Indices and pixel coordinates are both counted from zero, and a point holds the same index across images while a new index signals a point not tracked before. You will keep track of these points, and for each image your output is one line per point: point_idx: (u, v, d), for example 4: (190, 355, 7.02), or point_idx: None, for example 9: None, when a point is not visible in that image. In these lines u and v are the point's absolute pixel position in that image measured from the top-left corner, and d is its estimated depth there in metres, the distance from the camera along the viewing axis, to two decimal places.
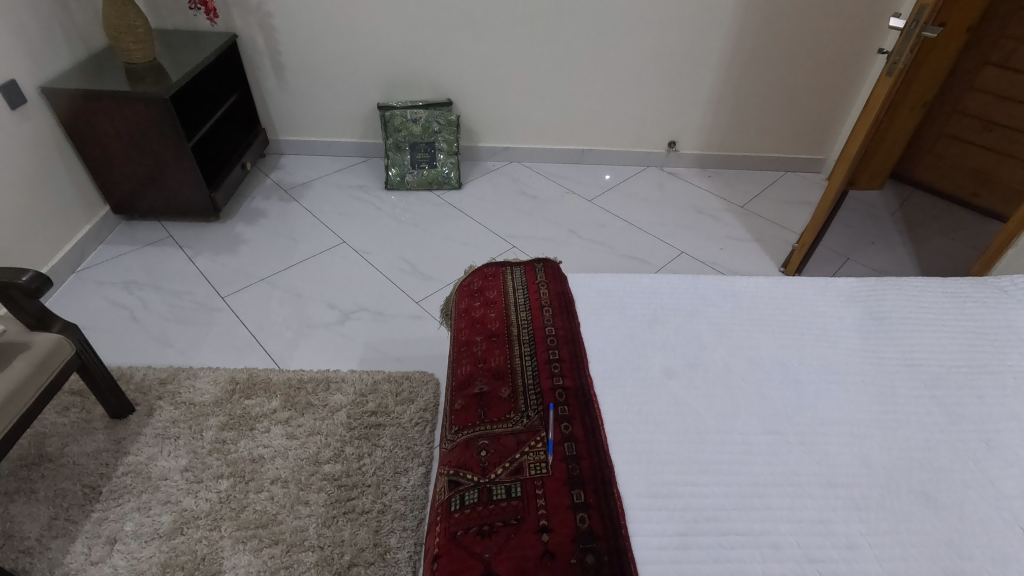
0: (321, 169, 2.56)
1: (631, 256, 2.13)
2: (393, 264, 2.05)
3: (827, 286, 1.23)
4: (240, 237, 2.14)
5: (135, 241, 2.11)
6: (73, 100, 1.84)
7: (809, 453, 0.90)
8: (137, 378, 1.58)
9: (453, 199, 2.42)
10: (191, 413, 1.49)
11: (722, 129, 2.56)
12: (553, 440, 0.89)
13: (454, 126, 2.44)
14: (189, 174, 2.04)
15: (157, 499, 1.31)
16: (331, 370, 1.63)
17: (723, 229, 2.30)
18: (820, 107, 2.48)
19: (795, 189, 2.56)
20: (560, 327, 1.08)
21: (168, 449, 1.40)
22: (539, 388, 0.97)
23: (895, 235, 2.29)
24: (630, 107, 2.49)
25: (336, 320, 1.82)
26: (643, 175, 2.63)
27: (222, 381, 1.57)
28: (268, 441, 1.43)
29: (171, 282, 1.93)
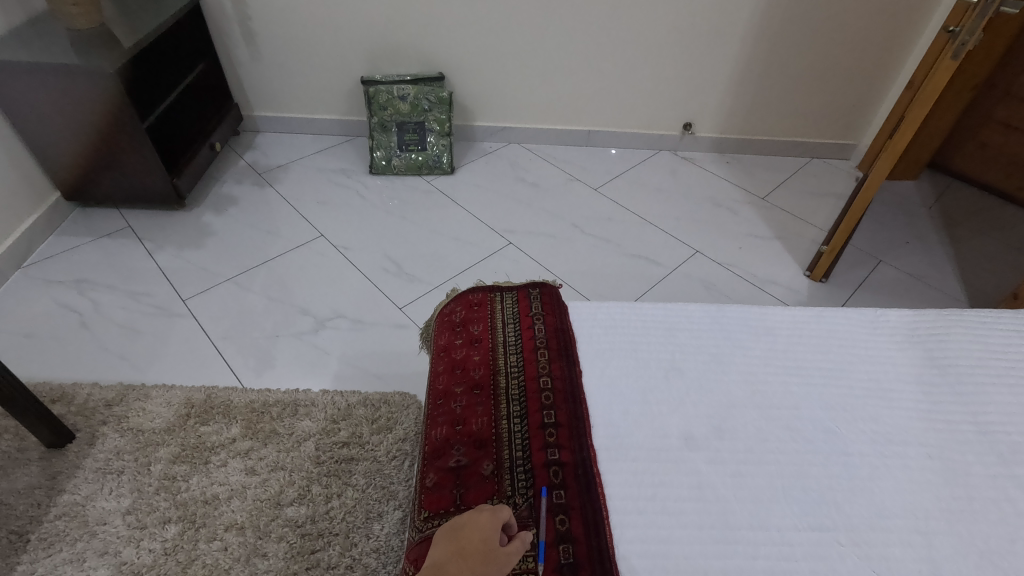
0: (301, 149, 2.32)
1: (640, 256, 1.92)
2: (375, 262, 1.85)
3: (877, 321, 1.03)
4: (207, 229, 1.93)
5: (91, 231, 1.90)
6: (7, 74, 1.60)
7: (865, 559, 0.72)
8: (80, 398, 1.39)
9: (444, 186, 2.19)
10: (138, 443, 1.31)
11: (744, 111, 2.31)
12: (543, 541, 0.71)
13: (446, 104, 2.20)
14: (146, 157, 1.81)
15: (93, 548, 1.14)
16: (300, 391, 1.45)
17: (742, 225, 2.08)
18: (855, 87, 2.22)
19: (822, 179, 2.32)
20: (558, 378, 0.89)
21: (110, 487, 1.23)
22: (530, 464, 0.79)
23: (932, 234, 2.07)
24: (643, 84, 2.24)
25: (310, 328, 1.63)
26: (655, 160, 2.39)
27: (176, 404, 1.39)
28: (224, 478, 1.26)
29: (128, 281, 1.73)
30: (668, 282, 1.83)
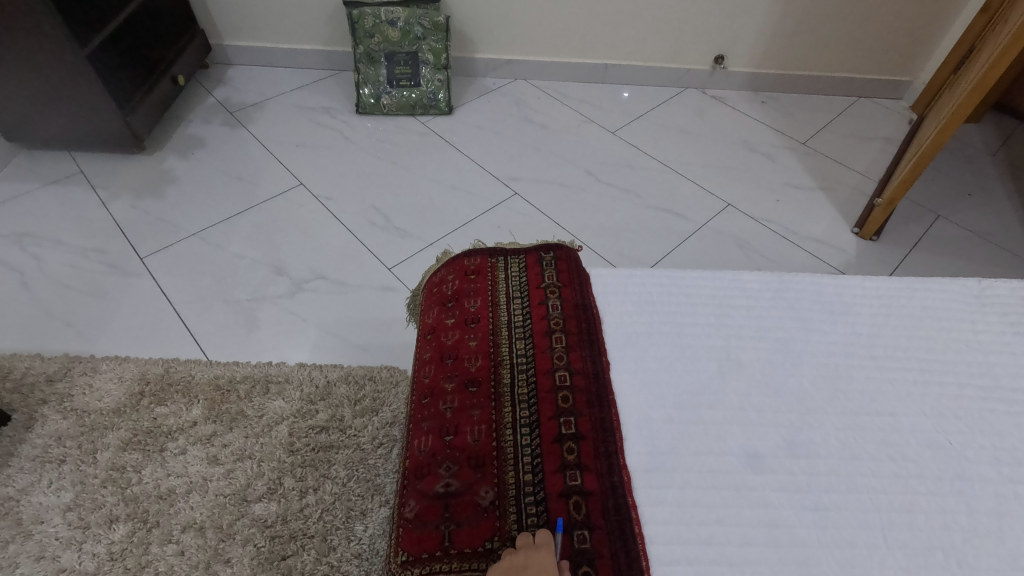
0: (278, 84, 2.05)
1: (663, 209, 1.68)
2: (360, 214, 1.62)
3: (984, 298, 0.80)
4: (169, 176, 1.69)
5: (38, 178, 1.66)
6: None
7: None
8: (18, 372, 1.21)
9: (441, 127, 1.93)
10: (84, 425, 1.13)
11: (785, 42, 2.01)
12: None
13: (443, 31, 1.89)
14: (91, 91, 1.56)
15: (27, 553, 0.98)
16: (273, 364, 1.25)
17: (781, 173, 1.83)
18: (919, 12, 1.90)
19: (870, 121, 2.04)
20: (579, 373, 0.69)
21: (49, 479, 1.06)
22: (542, 491, 0.60)
23: (996, 186, 1.81)
24: (671, 8, 1.93)
25: (285, 291, 1.42)
26: (680, 99, 2.11)
27: (129, 380, 1.21)
28: (183, 469, 1.08)
29: (78, 236, 1.52)
30: (696, 239, 1.60)
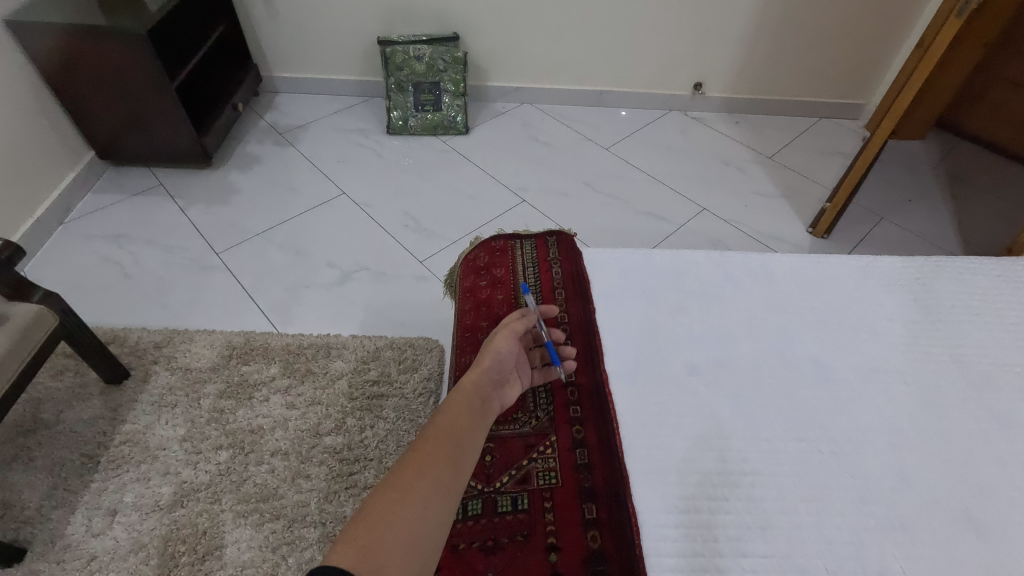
0: (319, 109, 2.38)
1: (648, 213, 1.99)
2: (394, 218, 1.94)
3: (869, 267, 1.10)
4: (233, 187, 2.02)
5: (124, 189, 1.99)
6: (41, 36, 1.66)
7: (841, 465, 0.82)
8: (131, 340, 1.52)
9: (459, 145, 2.26)
10: (188, 379, 1.44)
11: (754, 71, 2.34)
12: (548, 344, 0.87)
13: (461, 64, 2.25)
14: (174, 117, 1.89)
15: (156, 470, 1.28)
16: (331, 335, 1.56)
17: (749, 183, 2.15)
18: (866, 45, 2.23)
19: (829, 138, 2.37)
20: (574, 315, 1.02)
21: (166, 417, 1.37)
22: (550, 386, 0.93)
23: (934, 193, 2.12)
24: (655, 43, 2.27)
25: (336, 280, 1.73)
26: (665, 120, 2.44)
27: (219, 346, 1.52)
28: (268, 411, 1.39)
29: (163, 236, 1.84)
30: (675, 238, 1.91)
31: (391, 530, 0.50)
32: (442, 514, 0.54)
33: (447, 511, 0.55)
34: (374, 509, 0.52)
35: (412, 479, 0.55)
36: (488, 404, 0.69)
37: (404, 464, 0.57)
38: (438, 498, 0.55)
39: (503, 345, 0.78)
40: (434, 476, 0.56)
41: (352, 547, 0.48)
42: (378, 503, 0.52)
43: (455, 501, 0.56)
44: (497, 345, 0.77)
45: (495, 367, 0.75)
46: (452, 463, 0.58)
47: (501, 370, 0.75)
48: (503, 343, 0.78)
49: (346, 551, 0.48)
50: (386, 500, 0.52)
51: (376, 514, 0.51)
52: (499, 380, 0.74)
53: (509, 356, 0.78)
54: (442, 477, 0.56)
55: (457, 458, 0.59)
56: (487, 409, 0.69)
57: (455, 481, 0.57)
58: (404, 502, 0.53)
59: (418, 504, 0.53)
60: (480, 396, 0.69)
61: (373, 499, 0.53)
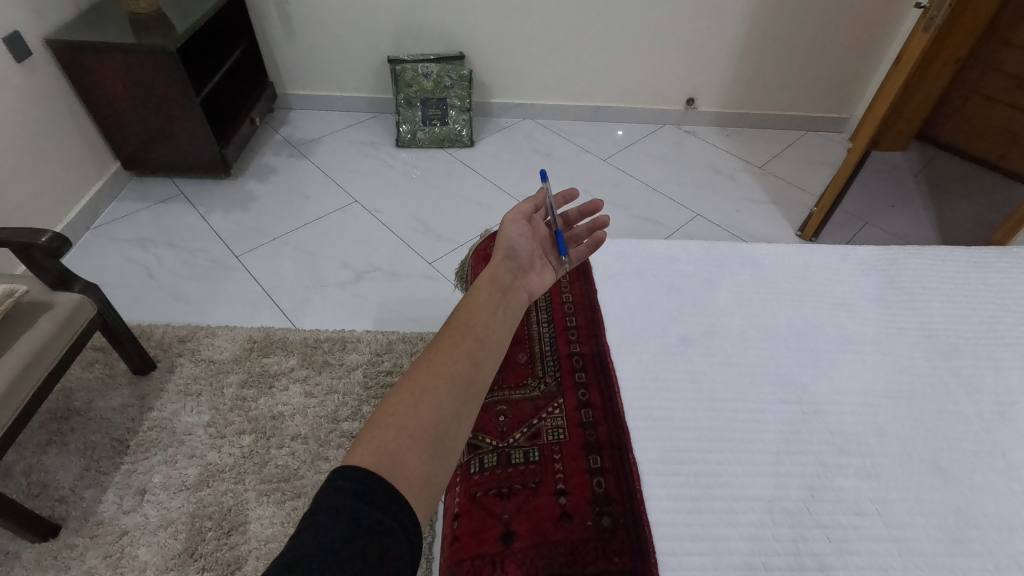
0: (331, 124, 2.51)
1: (645, 218, 2.10)
2: (404, 223, 2.04)
3: (847, 254, 1.20)
4: (251, 195, 2.13)
5: (147, 198, 2.10)
6: (77, 53, 1.78)
7: (822, 422, 0.90)
8: (157, 335, 1.60)
9: (464, 157, 2.38)
10: (211, 370, 1.53)
11: (743, 87, 2.47)
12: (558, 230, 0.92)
13: (466, 81, 2.38)
14: (197, 129, 2.00)
15: (182, 452, 1.36)
16: (346, 330, 1.65)
17: (741, 191, 2.26)
18: (848, 62, 2.37)
19: (816, 149, 2.49)
20: (577, 293, 1.10)
21: (191, 405, 1.45)
22: (557, 356, 1.01)
23: (916, 199, 2.24)
24: (650, 61, 2.40)
25: (350, 280, 1.83)
26: (660, 134, 2.56)
27: (240, 340, 1.60)
28: (287, 399, 1.47)
29: (185, 240, 1.94)
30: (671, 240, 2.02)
31: (407, 424, 0.57)
32: (455, 407, 0.60)
33: (460, 403, 0.61)
34: (388, 410, 0.58)
35: (424, 382, 0.61)
36: (506, 294, 0.76)
37: (415, 371, 0.63)
38: (450, 393, 0.61)
39: (512, 235, 0.84)
40: (444, 376, 0.62)
41: (369, 444, 0.55)
42: (393, 405, 0.59)
43: (465, 396, 0.62)
44: (505, 237, 0.84)
45: (508, 258, 0.82)
46: (463, 364, 0.64)
47: (514, 258, 0.82)
48: (511, 232, 0.84)
49: (364, 450, 0.54)
50: (400, 402, 0.59)
51: (391, 414, 0.58)
52: (515, 270, 0.81)
53: (520, 242, 0.84)
54: (453, 376, 0.62)
55: (467, 358, 0.65)
56: (504, 302, 0.75)
57: (465, 377, 0.63)
58: (418, 401, 0.59)
59: (432, 402, 0.59)
60: (497, 289, 0.76)
61: (388, 403, 0.59)
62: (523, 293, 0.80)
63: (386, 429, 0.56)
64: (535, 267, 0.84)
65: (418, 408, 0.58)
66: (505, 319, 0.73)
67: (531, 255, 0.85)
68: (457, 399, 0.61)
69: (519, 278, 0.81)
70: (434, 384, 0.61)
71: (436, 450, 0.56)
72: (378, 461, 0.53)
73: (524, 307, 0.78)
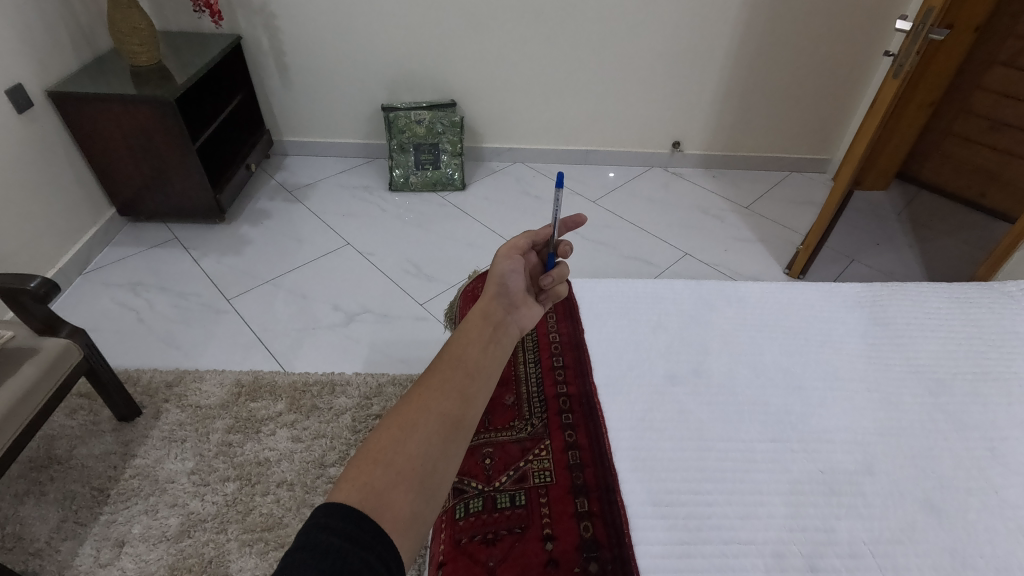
0: (326, 169, 2.56)
1: (635, 258, 2.13)
2: (396, 265, 2.06)
3: (831, 291, 1.21)
4: (245, 239, 2.15)
5: (141, 243, 2.11)
6: (78, 104, 1.83)
7: (813, 462, 0.89)
8: (143, 380, 1.59)
9: (456, 199, 2.42)
10: (198, 416, 1.50)
11: (727, 130, 2.55)
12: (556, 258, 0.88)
13: (458, 127, 2.44)
14: (193, 175, 2.04)
15: (164, 502, 1.32)
16: (335, 373, 1.63)
17: (728, 230, 2.30)
18: (826, 105, 2.46)
19: (800, 189, 2.55)
20: (565, 334, 1.11)
21: (175, 452, 1.42)
22: (544, 397, 1.00)
23: (900, 236, 2.28)
24: (636, 107, 2.49)
25: (341, 322, 1.83)
26: (648, 176, 2.62)
27: (228, 384, 1.59)
28: (274, 444, 1.44)
29: (177, 284, 1.94)
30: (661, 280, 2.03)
31: (395, 462, 0.55)
32: (444, 443, 0.59)
33: (448, 440, 0.59)
34: (376, 445, 0.57)
35: (414, 416, 0.59)
36: (498, 329, 0.74)
37: (405, 404, 0.61)
38: (440, 430, 0.59)
39: (503, 271, 0.80)
40: (434, 411, 0.61)
41: (355, 481, 0.53)
42: (381, 438, 0.57)
43: (454, 430, 0.60)
44: (496, 273, 0.80)
45: (499, 294, 0.78)
46: (454, 399, 0.62)
47: (506, 294, 0.78)
48: (503, 267, 0.80)
49: (349, 486, 0.53)
50: (388, 436, 0.57)
51: (379, 449, 0.56)
52: (508, 305, 0.78)
53: (512, 278, 0.80)
54: (443, 411, 0.61)
55: (458, 393, 0.63)
56: (497, 336, 0.73)
57: (456, 412, 0.62)
58: (406, 436, 0.58)
59: (421, 438, 0.58)
60: (490, 323, 0.74)
61: (376, 438, 0.58)
62: (515, 327, 0.78)
63: (373, 467, 0.54)
64: (528, 301, 0.81)
65: (406, 445, 0.57)
66: (497, 353, 0.71)
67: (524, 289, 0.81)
68: (446, 434, 0.60)
69: (512, 311, 0.78)
70: (424, 419, 0.60)
71: (424, 489, 0.55)
72: (364, 500, 0.52)
73: (516, 342, 0.76)
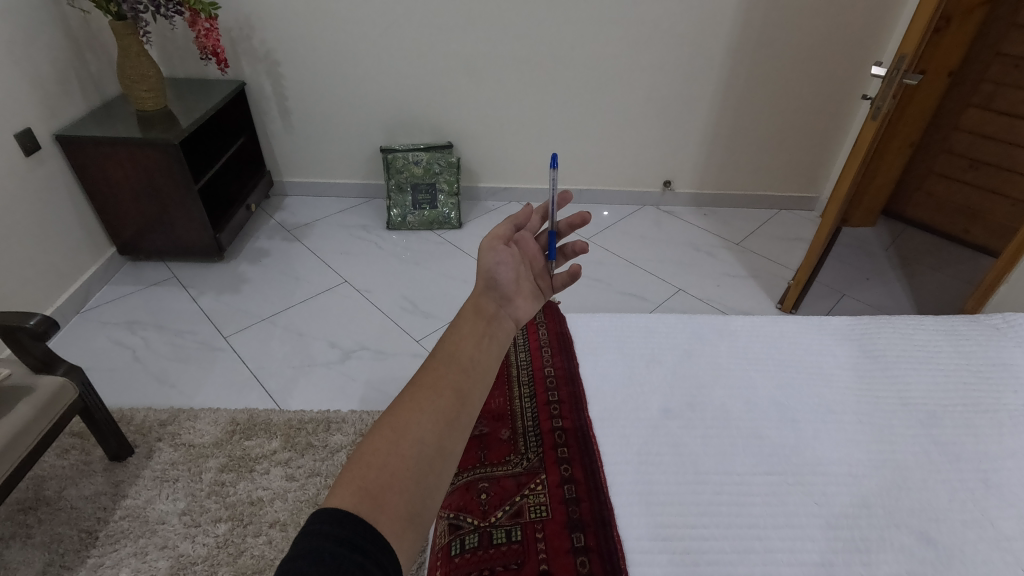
0: (325, 209, 2.61)
1: (629, 294, 2.15)
2: (393, 302, 2.08)
3: (821, 325, 1.23)
4: (243, 277, 2.17)
5: (140, 281, 2.13)
6: (85, 146, 1.88)
7: (808, 495, 0.89)
8: (137, 419, 1.58)
9: (452, 237, 2.47)
10: (191, 454, 1.49)
11: (716, 169, 2.63)
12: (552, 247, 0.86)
13: (454, 167, 2.51)
14: (194, 215, 2.07)
15: (154, 543, 1.30)
16: (331, 411, 1.63)
17: (721, 266, 2.34)
18: (810, 145, 2.54)
19: (789, 226, 2.61)
20: (559, 368, 1.12)
21: (167, 492, 1.40)
22: (539, 431, 1.01)
23: (889, 271, 2.32)
24: (627, 148, 2.56)
25: (337, 358, 1.83)
26: (640, 214, 2.68)
27: (223, 422, 1.58)
28: (268, 483, 1.42)
29: (174, 322, 1.95)
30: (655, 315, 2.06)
31: (389, 465, 0.55)
32: (439, 444, 0.59)
33: (443, 441, 0.59)
34: (370, 448, 0.56)
35: (408, 418, 0.59)
36: (491, 323, 0.73)
37: (398, 406, 0.61)
38: (435, 431, 0.59)
39: (492, 263, 0.77)
40: (428, 412, 0.60)
41: (350, 486, 0.53)
42: (376, 442, 0.57)
43: (449, 428, 0.60)
44: (483, 266, 0.77)
45: (488, 288, 0.76)
46: (448, 398, 0.62)
47: (496, 288, 0.76)
48: (490, 260, 0.77)
49: (345, 490, 0.53)
50: (382, 439, 0.57)
51: (372, 453, 0.56)
52: (498, 298, 0.76)
53: (502, 270, 0.77)
54: (437, 411, 0.61)
55: (452, 392, 0.63)
56: (491, 332, 0.72)
57: (450, 412, 0.61)
58: (400, 438, 0.57)
59: (416, 439, 0.58)
60: (482, 317, 0.73)
61: (370, 441, 0.57)
62: (509, 320, 0.76)
63: (368, 470, 0.54)
64: (521, 291, 0.78)
65: (401, 446, 0.57)
66: (491, 349, 0.70)
67: (516, 280, 0.78)
68: (441, 434, 0.59)
69: (505, 304, 0.76)
70: (418, 421, 0.59)
71: (419, 490, 0.55)
72: (359, 503, 0.52)
73: (511, 337, 0.75)
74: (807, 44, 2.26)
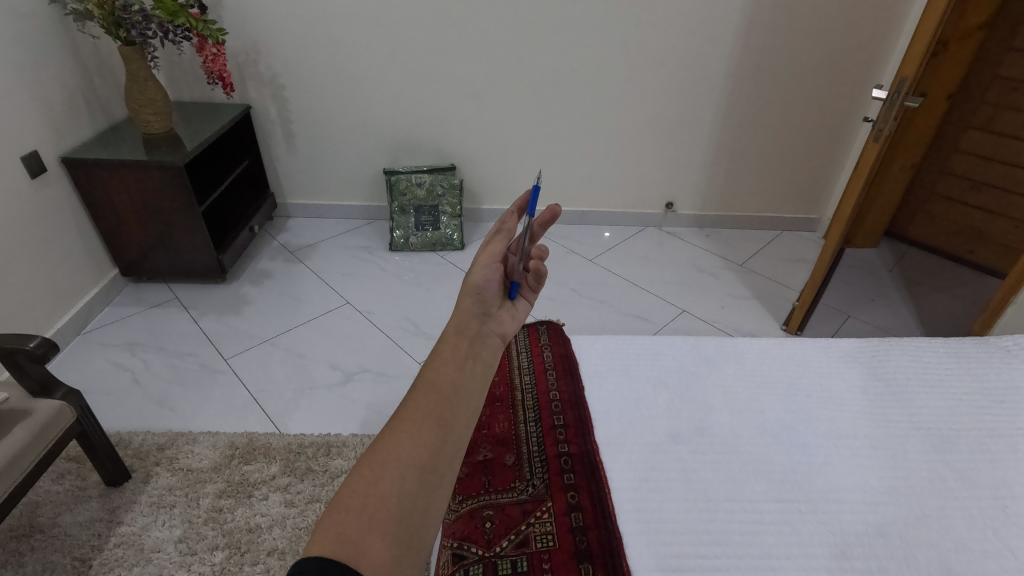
0: (328, 231, 2.62)
1: (632, 315, 2.14)
2: (395, 323, 2.07)
3: (828, 346, 1.22)
4: (245, 299, 2.16)
5: (142, 303, 2.13)
6: (91, 169, 1.89)
7: (822, 523, 0.87)
8: (135, 443, 1.55)
9: (454, 259, 2.47)
10: (189, 479, 1.46)
11: (718, 191, 2.64)
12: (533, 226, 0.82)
13: (457, 189, 2.52)
14: (196, 236, 2.08)
15: (149, 572, 1.26)
16: (332, 434, 1.60)
17: (724, 288, 2.33)
18: (811, 167, 2.56)
19: (792, 248, 2.61)
20: (564, 390, 1.10)
21: (164, 518, 1.37)
22: (545, 457, 0.98)
23: (893, 292, 2.31)
24: (629, 169, 2.58)
25: (338, 381, 1.81)
26: (643, 235, 2.68)
27: (222, 446, 1.55)
28: (266, 509, 1.39)
29: (175, 344, 1.94)
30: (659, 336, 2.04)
31: (369, 505, 0.52)
32: (423, 478, 0.55)
33: (430, 475, 0.56)
34: (347, 490, 0.53)
35: (388, 453, 0.56)
36: (475, 343, 0.70)
37: (378, 441, 0.58)
38: (418, 465, 0.56)
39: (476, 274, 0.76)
40: (407, 445, 0.57)
41: (328, 532, 0.50)
42: (353, 483, 0.54)
43: (431, 461, 0.57)
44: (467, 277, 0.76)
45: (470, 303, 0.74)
46: (431, 427, 0.59)
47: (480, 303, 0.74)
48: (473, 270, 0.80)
49: (323, 538, 0.49)
50: (360, 477, 0.54)
51: (351, 495, 0.53)
52: (479, 314, 0.74)
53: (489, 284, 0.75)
54: (417, 444, 0.57)
55: (432, 421, 0.59)
56: (474, 352, 0.69)
57: (433, 442, 0.58)
58: (380, 477, 0.54)
59: (395, 476, 0.54)
60: (464, 337, 0.70)
61: (349, 482, 0.54)
62: (495, 337, 0.73)
63: (345, 513, 0.51)
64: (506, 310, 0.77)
65: (380, 484, 0.53)
66: (476, 371, 0.67)
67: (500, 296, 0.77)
68: (425, 467, 0.56)
69: (487, 321, 0.74)
70: (398, 457, 0.56)
71: (403, 530, 0.52)
72: (340, 550, 0.49)
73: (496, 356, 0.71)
74: (805, 67, 2.28)
